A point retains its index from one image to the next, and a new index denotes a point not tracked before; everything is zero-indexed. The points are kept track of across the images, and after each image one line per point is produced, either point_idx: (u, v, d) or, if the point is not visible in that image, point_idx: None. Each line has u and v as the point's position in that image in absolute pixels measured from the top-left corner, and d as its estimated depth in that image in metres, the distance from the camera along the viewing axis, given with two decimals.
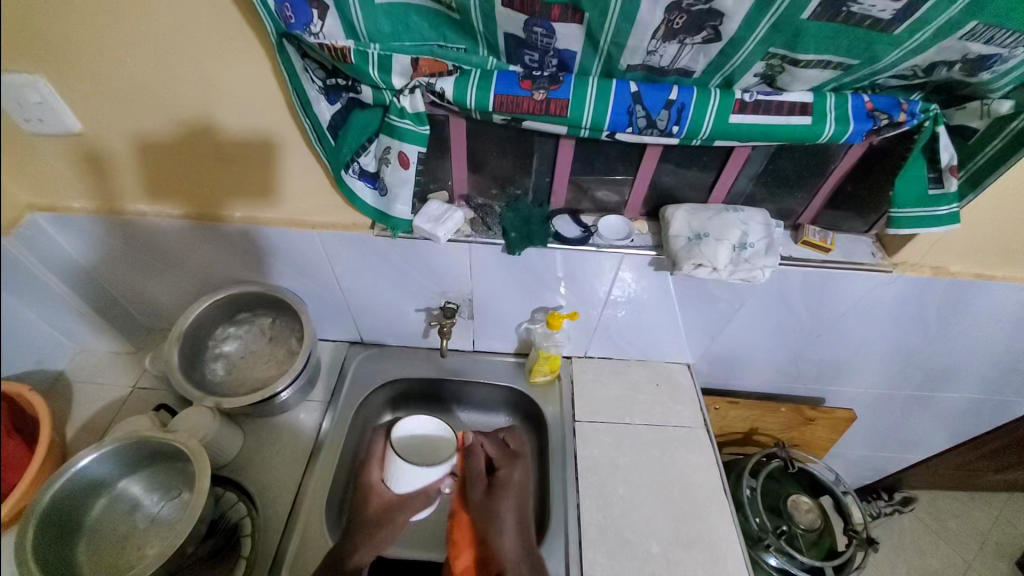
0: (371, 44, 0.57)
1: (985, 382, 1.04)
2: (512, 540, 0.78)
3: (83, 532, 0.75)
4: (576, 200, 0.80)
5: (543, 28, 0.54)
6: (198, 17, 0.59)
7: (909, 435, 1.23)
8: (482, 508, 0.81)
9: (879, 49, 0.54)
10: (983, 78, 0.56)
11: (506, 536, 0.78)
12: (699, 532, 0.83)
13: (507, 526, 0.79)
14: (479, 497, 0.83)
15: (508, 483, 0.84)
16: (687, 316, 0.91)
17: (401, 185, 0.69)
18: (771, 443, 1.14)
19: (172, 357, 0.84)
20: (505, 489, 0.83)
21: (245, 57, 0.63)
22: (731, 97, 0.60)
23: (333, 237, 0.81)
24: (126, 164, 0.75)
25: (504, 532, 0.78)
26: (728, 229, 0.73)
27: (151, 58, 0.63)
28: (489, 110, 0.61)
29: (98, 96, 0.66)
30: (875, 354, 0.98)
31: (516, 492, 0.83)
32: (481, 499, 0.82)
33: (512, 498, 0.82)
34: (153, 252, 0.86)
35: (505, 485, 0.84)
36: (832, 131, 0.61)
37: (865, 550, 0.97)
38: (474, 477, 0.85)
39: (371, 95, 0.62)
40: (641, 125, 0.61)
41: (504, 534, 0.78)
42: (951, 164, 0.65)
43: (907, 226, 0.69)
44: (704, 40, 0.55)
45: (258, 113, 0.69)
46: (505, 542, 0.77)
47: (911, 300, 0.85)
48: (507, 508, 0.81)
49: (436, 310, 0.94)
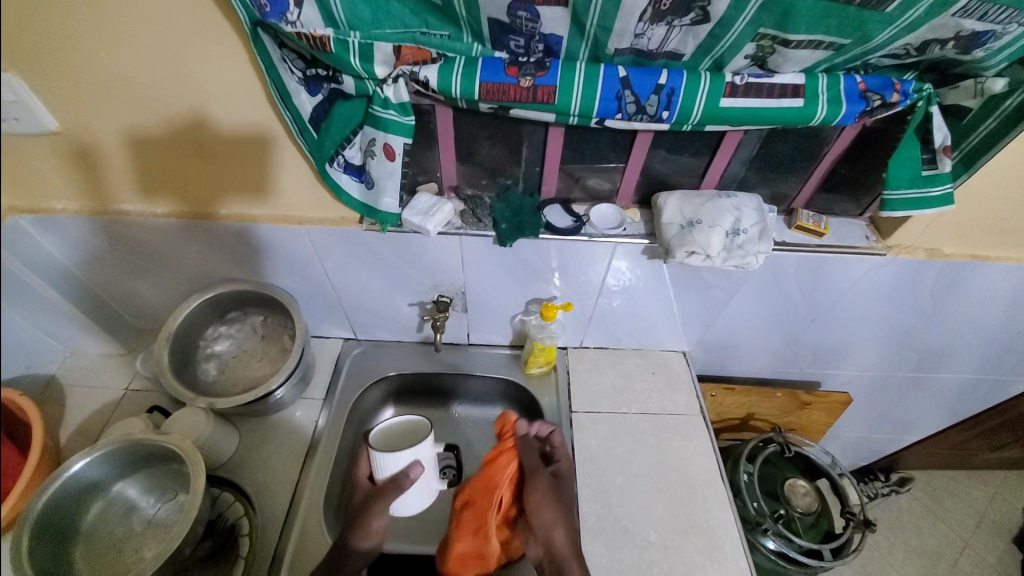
0: (351, 31, 0.55)
1: (980, 362, 1.04)
2: (563, 529, 0.74)
3: (78, 538, 0.74)
4: (567, 190, 0.79)
5: (527, 12, 0.53)
6: (171, 7, 0.57)
7: (906, 416, 1.24)
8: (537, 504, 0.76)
9: (871, 27, 0.52)
10: (977, 55, 0.55)
11: (559, 527, 0.74)
12: (698, 519, 0.83)
13: (559, 516, 0.75)
14: (539, 489, 0.77)
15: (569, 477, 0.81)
16: (682, 303, 0.91)
17: (387, 177, 0.68)
18: (768, 428, 1.15)
19: (162, 358, 0.83)
20: (565, 480, 0.80)
21: (220, 48, 0.61)
22: (722, 80, 0.58)
23: (321, 232, 0.80)
24: (107, 162, 0.73)
25: (553, 523, 0.74)
26: (722, 215, 0.71)
27: (124, 52, 0.61)
28: (475, 98, 0.60)
29: (73, 95, 0.65)
30: (871, 337, 0.98)
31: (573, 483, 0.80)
32: (537, 491, 0.77)
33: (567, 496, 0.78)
34: (140, 252, 0.85)
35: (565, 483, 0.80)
36: (824, 113, 0.60)
37: (863, 532, 0.97)
38: (530, 467, 0.80)
39: (353, 85, 0.60)
40: (630, 111, 0.60)
41: (556, 525, 0.74)
42: (945, 144, 0.64)
43: (901, 209, 0.68)
44: (692, 22, 0.53)
45: (239, 106, 0.67)
46: (555, 531, 0.74)
47: (906, 282, 0.85)
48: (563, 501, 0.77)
49: (429, 304, 0.93)
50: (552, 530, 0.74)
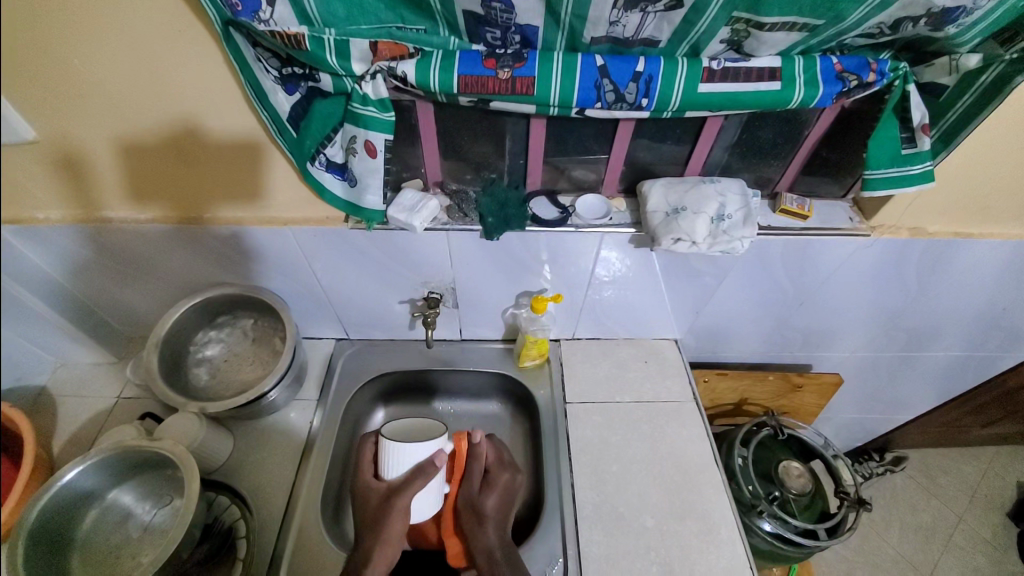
0: (326, 29, 0.55)
1: (969, 339, 1.06)
2: (492, 526, 0.77)
3: (74, 547, 0.74)
4: (552, 181, 0.79)
5: (502, 3, 0.53)
6: (140, 8, 0.56)
7: (898, 395, 1.26)
8: (467, 510, 0.79)
9: (844, 6, 0.53)
10: (949, 31, 0.56)
11: (489, 530, 0.76)
12: (693, 503, 0.84)
13: (487, 517, 0.78)
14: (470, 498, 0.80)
15: (500, 484, 0.83)
16: (672, 292, 0.91)
17: (370, 174, 0.67)
18: (761, 411, 1.16)
19: (152, 365, 0.83)
20: (491, 490, 0.82)
21: (198, 50, 0.61)
22: (699, 66, 0.59)
23: (307, 232, 0.79)
24: (89, 168, 0.73)
25: (487, 520, 0.77)
26: (706, 201, 0.72)
27: (97, 58, 0.60)
28: (454, 92, 0.60)
29: (45, 101, 0.64)
30: (860, 319, 0.99)
31: (502, 494, 0.82)
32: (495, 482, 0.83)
33: (494, 499, 0.81)
34: (126, 260, 0.84)
35: (497, 486, 0.83)
36: (801, 96, 0.60)
37: (858, 511, 0.97)
38: (473, 478, 0.82)
39: (331, 83, 0.60)
40: (609, 100, 0.60)
41: (487, 527, 0.77)
42: (923, 122, 0.65)
43: (880, 188, 0.69)
44: (666, 8, 0.53)
45: (220, 110, 0.66)
46: (479, 525, 0.77)
47: (891, 262, 0.86)
48: (491, 503, 0.80)
49: (419, 301, 0.93)
50: (480, 532, 0.76)
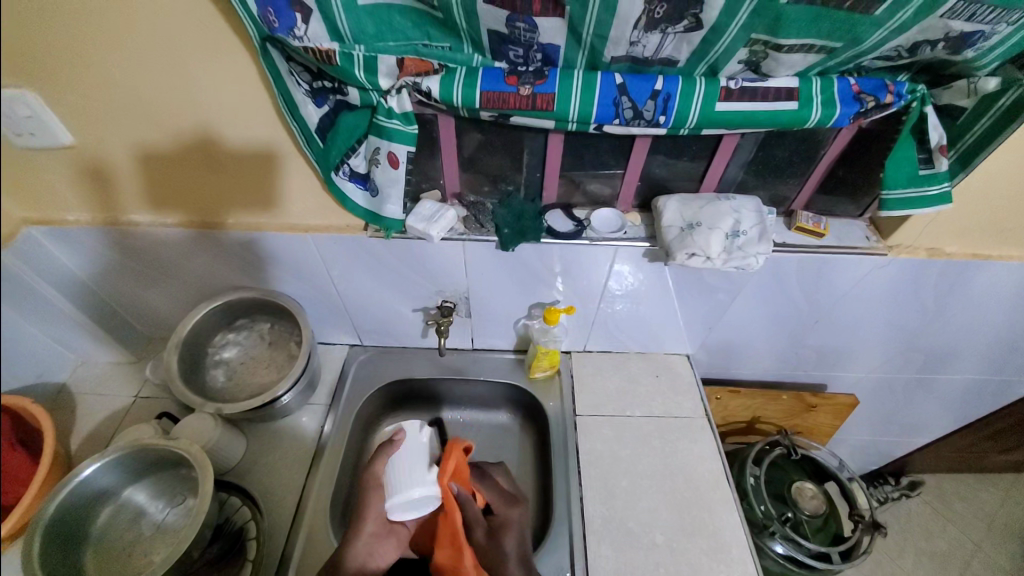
0: (356, 45, 0.57)
1: (987, 363, 1.04)
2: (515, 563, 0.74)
3: (88, 544, 0.74)
4: (568, 194, 0.81)
5: (526, 23, 0.55)
6: (180, 22, 0.59)
7: (914, 418, 1.23)
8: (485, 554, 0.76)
9: (861, 30, 0.54)
10: (967, 55, 0.57)
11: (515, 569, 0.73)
12: (704, 521, 0.83)
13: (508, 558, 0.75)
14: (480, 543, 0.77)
15: (509, 525, 0.80)
16: (685, 307, 0.91)
17: (391, 184, 0.69)
18: (774, 430, 1.15)
19: (172, 366, 0.85)
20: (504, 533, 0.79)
21: (234, 63, 0.63)
22: (716, 86, 0.60)
23: (326, 239, 0.81)
24: (122, 174, 0.75)
25: (510, 558, 0.75)
26: (721, 217, 0.72)
27: (137, 70, 0.63)
28: (476, 107, 0.61)
29: (86, 109, 0.67)
30: (875, 338, 0.98)
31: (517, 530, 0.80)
32: (507, 520, 0.80)
33: (511, 536, 0.78)
34: (150, 262, 0.87)
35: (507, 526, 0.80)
36: (819, 115, 0.61)
37: (873, 535, 0.96)
38: (474, 519, 0.79)
39: (358, 96, 0.62)
40: (628, 116, 0.61)
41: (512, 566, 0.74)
42: (940, 143, 0.65)
43: (897, 208, 0.69)
44: (686, 29, 0.55)
45: (250, 120, 0.69)
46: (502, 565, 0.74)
47: (907, 283, 0.85)
48: (511, 541, 0.77)
49: (433, 309, 0.94)
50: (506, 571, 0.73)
